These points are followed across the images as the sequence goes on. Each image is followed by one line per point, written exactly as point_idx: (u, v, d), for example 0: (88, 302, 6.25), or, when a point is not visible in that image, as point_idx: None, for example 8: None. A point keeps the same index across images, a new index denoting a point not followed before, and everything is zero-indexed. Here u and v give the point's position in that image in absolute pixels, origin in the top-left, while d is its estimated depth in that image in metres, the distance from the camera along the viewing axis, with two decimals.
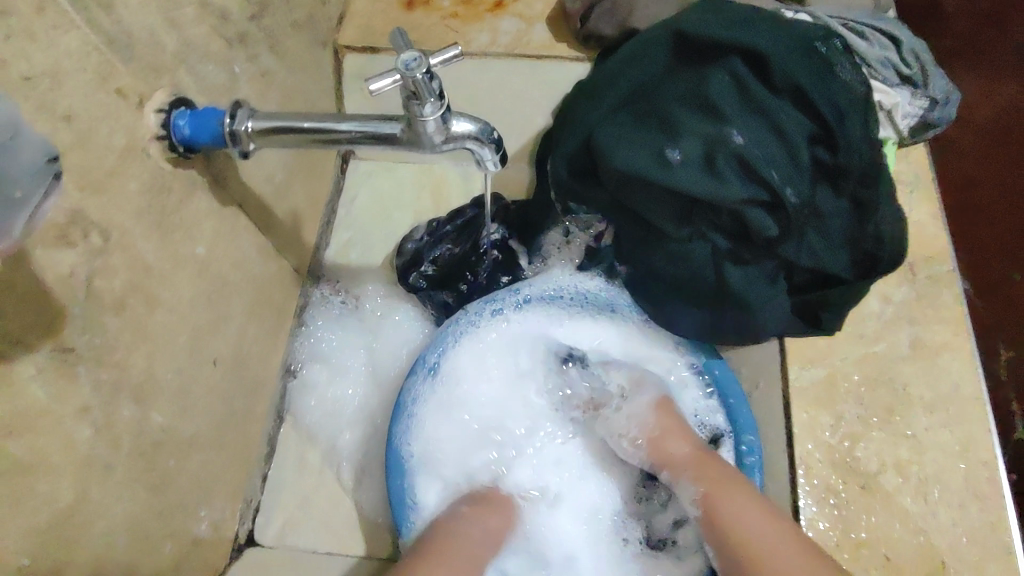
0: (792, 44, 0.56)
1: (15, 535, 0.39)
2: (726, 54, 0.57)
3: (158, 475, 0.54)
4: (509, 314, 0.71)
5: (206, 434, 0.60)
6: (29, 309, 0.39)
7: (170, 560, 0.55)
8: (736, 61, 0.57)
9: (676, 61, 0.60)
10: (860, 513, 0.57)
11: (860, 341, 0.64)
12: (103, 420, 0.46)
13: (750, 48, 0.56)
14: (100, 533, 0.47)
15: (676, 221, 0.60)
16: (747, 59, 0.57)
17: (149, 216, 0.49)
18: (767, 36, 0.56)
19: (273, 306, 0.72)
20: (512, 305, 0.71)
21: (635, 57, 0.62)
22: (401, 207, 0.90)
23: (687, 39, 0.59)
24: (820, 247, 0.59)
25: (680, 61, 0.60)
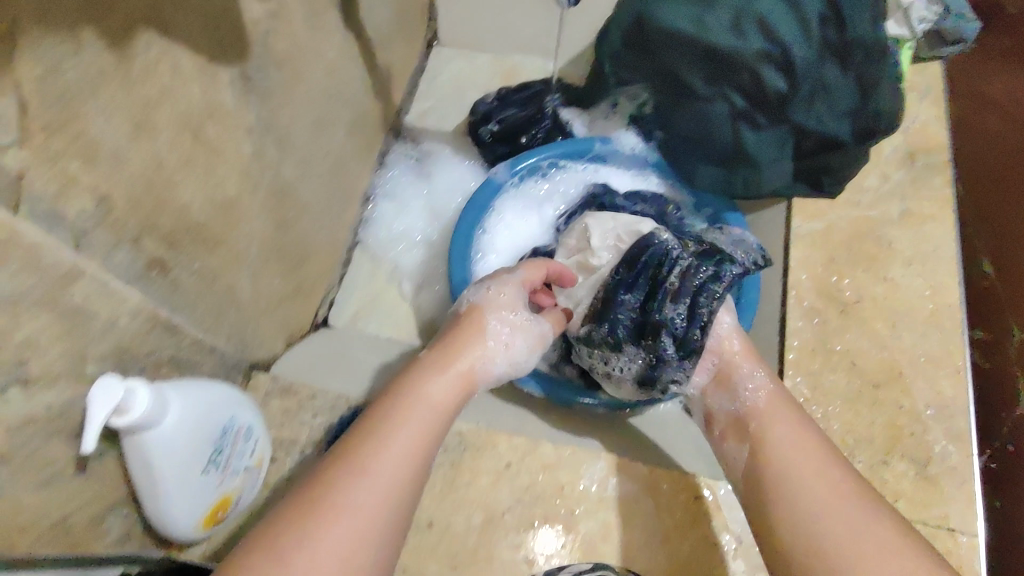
0: None
1: (201, 191, 0.54)
2: None
3: (280, 218, 0.68)
4: (585, 159, 0.86)
5: (311, 211, 0.75)
6: (231, 30, 0.54)
7: (275, 292, 0.71)
8: None
9: None
10: (839, 331, 0.69)
11: (857, 205, 0.76)
12: (256, 147, 0.61)
13: None
14: (243, 233, 0.62)
15: (706, 80, 0.72)
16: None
17: (304, 6, 0.64)
18: None
19: (364, 137, 0.87)
20: (587, 154, 0.85)
21: None
22: (474, 88, 1.04)
23: None
24: (825, 112, 0.69)
25: None
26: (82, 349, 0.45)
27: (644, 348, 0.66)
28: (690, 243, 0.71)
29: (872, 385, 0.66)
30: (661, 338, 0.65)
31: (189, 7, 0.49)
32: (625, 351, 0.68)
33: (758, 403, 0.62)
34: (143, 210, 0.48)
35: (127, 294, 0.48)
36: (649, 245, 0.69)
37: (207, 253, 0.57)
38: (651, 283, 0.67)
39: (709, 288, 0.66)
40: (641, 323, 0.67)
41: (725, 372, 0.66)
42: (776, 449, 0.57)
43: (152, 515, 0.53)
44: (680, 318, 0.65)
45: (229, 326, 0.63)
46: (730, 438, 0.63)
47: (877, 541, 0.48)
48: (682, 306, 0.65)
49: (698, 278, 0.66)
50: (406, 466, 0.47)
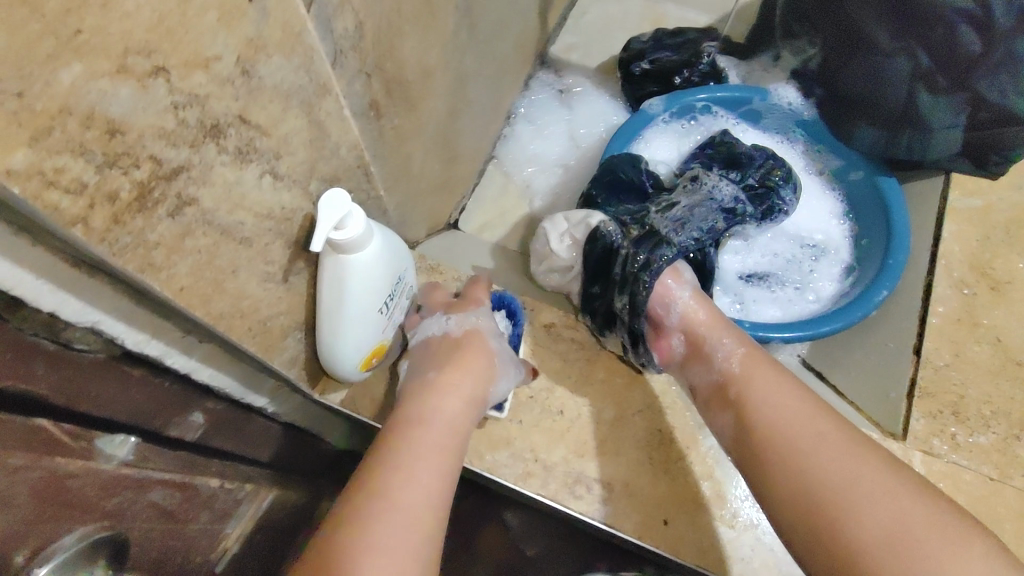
0: None
1: (416, 48, 0.57)
2: None
3: (452, 105, 0.71)
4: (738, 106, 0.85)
5: (471, 109, 0.77)
6: None
7: (431, 178, 0.73)
8: None
9: None
10: (989, 306, 0.68)
11: (1020, 189, 0.74)
12: (458, 24, 0.63)
13: None
14: (429, 105, 0.64)
15: (891, 33, 0.70)
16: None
17: None
18: None
19: (520, 55, 0.89)
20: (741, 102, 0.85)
21: None
22: (622, 29, 1.03)
23: None
24: (1011, 83, 0.67)
25: None
26: (315, 163, 0.49)
27: (616, 333, 0.67)
28: (633, 227, 0.70)
29: (1017, 362, 0.65)
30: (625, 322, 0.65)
31: None
32: (607, 334, 0.68)
33: (734, 368, 0.58)
34: (379, 49, 0.51)
35: (352, 125, 0.51)
36: (595, 241, 0.69)
37: (405, 113, 0.60)
38: (599, 268, 0.68)
39: (642, 278, 0.65)
40: (609, 310, 0.67)
41: (693, 347, 0.62)
42: (766, 403, 0.55)
43: (322, 345, 0.56)
44: (626, 305, 0.65)
45: (400, 193, 0.66)
46: (712, 407, 0.59)
47: (885, 488, 0.47)
48: (626, 295, 0.65)
49: (634, 266, 0.66)
50: (434, 498, 0.49)
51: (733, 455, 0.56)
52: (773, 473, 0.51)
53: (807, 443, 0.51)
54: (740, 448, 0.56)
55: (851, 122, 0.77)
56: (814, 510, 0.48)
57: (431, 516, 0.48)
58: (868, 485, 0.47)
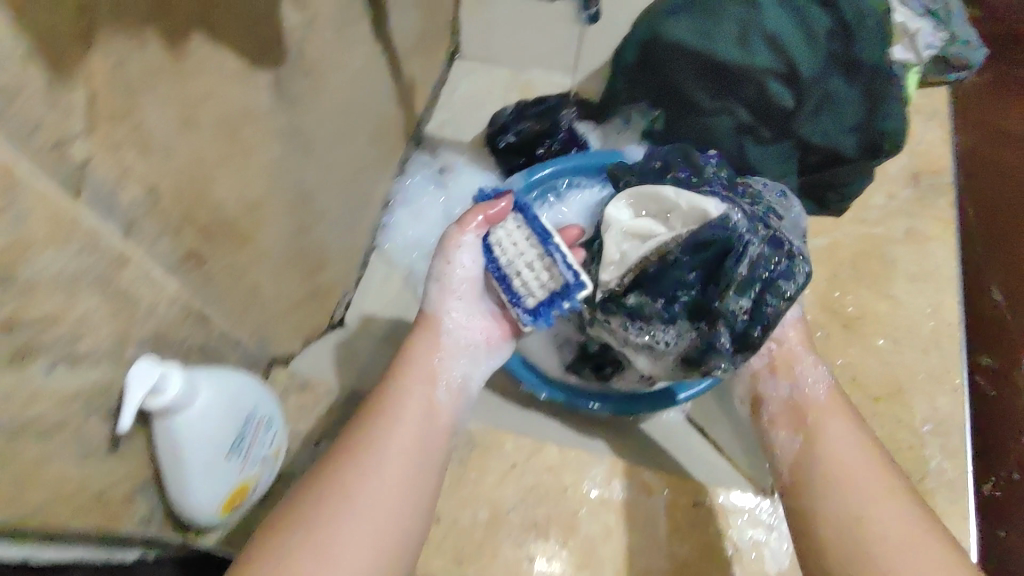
0: None
1: (233, 188, 0.57)
2: None
3: (302, 219, 0.71)
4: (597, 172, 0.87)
5: (331, 212, 0.78)
6: (271, 37, 0.57)
7: (295, 290, 0.73)
8: None
9: None
10: (841, 344, 0.71)
11: (863, 223, 0.78)
12: (285, 147, 0.64)
13: None
14: (267, 228, 0.64)
15: (710, 94, 0.73)
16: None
17: (336, 18, 0.68)
18: None
19: (385, 145, 0.91)
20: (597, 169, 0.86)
21: None
22: (491, 101, 1.07)
23: None
24: (831, 128, 0.70)
25: None
26: (127, 330, 0.48)
27: (700, 331, 0.62)
28: (760, 224, 0.61)
29: (872, 398, 0.68)
30: (721, 323, 0.61)
31: (236, 12, 0.51)
32: (675, 325, 0.63)
33: (822, 396, 0.64)
34: (184, 202, 0.50)
35: (167, 280, 0.51)
36: (715, 237, 0.57)
37: (237, 246, 0.59)
38: (713, 270, 0.60)
39: (778, 288, 0.61)
40: (699, 300, 0.61)
41: (778, 361, 0.66)
42: (838, 446, 0.60)
43: (172, 492, 0.55)
44: (743, 309, 0.60)
45: (253, 319, 0.65)
46: (782, 424, 0.64)
47: (929, 557, 0.52)
48: (748, 297, 0.60)
49: (767, 270, 0.60)
50: (406, 470, 0.55)
51: (781, 472, 0.62)
52: (828, 517, 0.56)
53: (870, 492, 0.56)
54: (794, 474, 0.61)
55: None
56: (857, 551, 0.53)
57: (407, 490, 0.55)
58: (919, 553, 0.52)
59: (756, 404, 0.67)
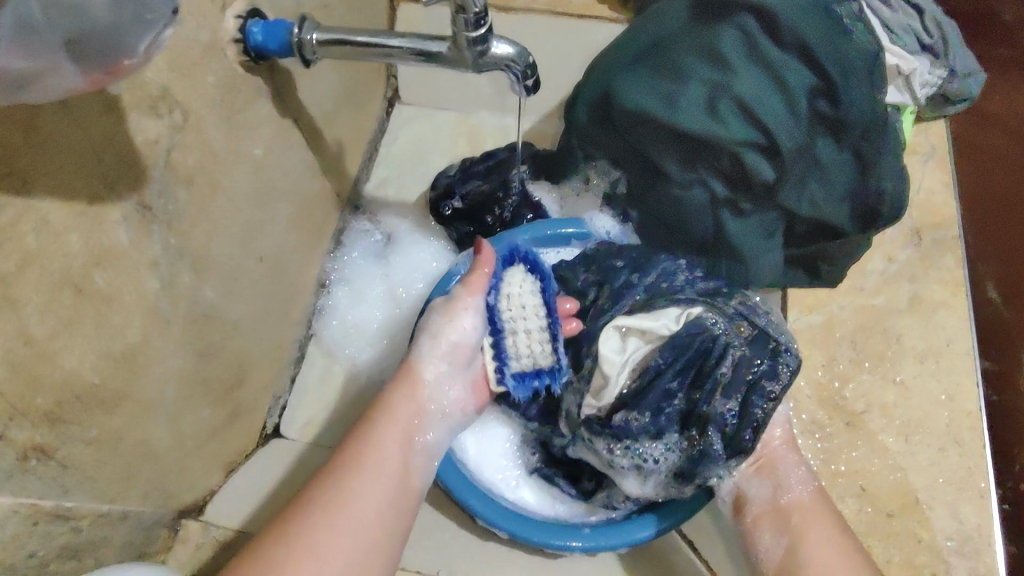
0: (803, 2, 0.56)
1: (91, 351, 0.46)
2: (737, 11, 0.58)
3: (208, 344, 0.60)
4: (558, 242, 0.75)
5: (248, 320, 0.67)
6: (119, 160, 0.46)
7: (208, 423, 0.62)
8: (746, 17, 0.58)
9: (694, 20, 0.61)
10: (845, 446, 0.61)
11: (859, 293, 0.68)
12: (166, 276, 0.53)
13: (761, 6, 0.57)
14: (155, 376, 0.53)
15: (679, 163, 0.64)
16: (757, 15, 0.58)
17: (221, 108, 0.56)
18: None
19: (314, 223, 0.79)
20: (557, 238, 0.75)
21: (656, 14, 0.64)
22: (437, 150, 0.95)
23: None
24: (820, 195, 0.62)
25: (697, 19, 0.61)
26: None
27: (690, 439, 0.58)
28: (742, 321, 0.58)
29: (885, 513, 0.58)
30: (710, 428, 0.56)
31: (54, 151, 0.40)
32: (664, 438, 0.58)
33: (806, 497, 0.56)
34: (6, 401, 0.39)
35: None
36: (695, 341, 0.57)
37: (106, 415, 0.48)
38: (695, 376, 0.58)
39: (762, 389, 0.55)
40: (687, 410, 0.58)
41: (764, 462, 0.58)
42: (818, 553, 0.52)
43: None
44: (732, 414, 0.56)
45: (146, 483, 0.54)
46: (764, 527, 0.55)
47: None
48: (734, 400, 0.56)
49: (751, 373, 0.56)
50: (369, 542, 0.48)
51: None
52: None
53: None
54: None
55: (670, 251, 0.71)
56: None
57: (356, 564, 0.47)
58: None
59: (735, 501, 0.58)
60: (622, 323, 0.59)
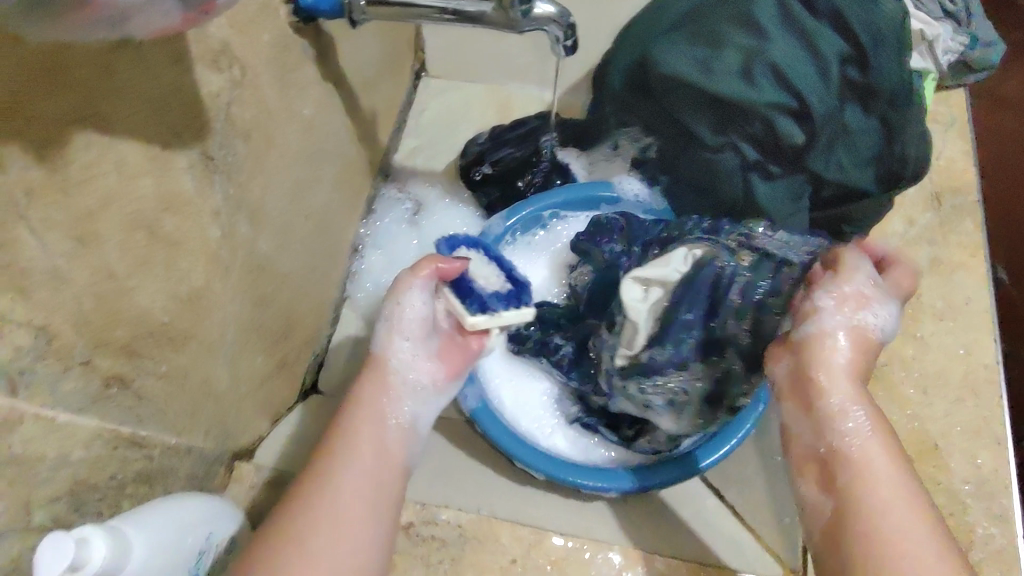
0: None
1: (162, 290, 0.49)
2: None
3: (258, 295, 0.63)
4: (589, 206, 0.78)
5: (293, 277, 0.70)
6: (188, 111, 0.48)
7: (257, 373, 0.65)
8: None
9: None
10: (866, 397, 0.64)
11: (881, 255, 0.71)
12: (225, 226, 0.55)
13: None
14: (214, 320, 0.56)
15: (711, 128, 0.66)
16: None
17: (274, 67, 0.59)
18: None
19: (351, 187, 0.82)
20: (588, 202, 0.78)
21: None
22: (466, 121, 0.98)
23: None
24: (846, 158, 0.65)
25: None
26: (29, 495, 0.40)
27: (711, 364, 0.60)
28: (744, 252, 0.62)
29: (905, 459, 0.61)
30: (732, 352, 0.59)
31: (135, 96, 0.43)
32: (688, 368, 0.60)
33: (858, 445, 0.48)
34: (91, 329, 0.42)
35: (79, 421, 0.43)
36: (704, 275, 0.59)
37: (173, 352, 0.51)
38: (709, 303, 0.59)
39: (770, 306, 0.58)
40: (707, 338, 0.60)
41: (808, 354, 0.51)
42: (879, 493, 0.45)
43: None
44: (746, 333, 0.58)
45: (206, 422, 0.57)
46: (812, 477, 0.49)
47: None
48: (749, 321, 0.58)
49: (758, 294, 0.58)
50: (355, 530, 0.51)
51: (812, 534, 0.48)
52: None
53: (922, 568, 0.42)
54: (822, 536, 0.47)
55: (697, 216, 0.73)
56: None
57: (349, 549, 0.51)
58: None
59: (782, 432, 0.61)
60: (637, 274, 0.60)
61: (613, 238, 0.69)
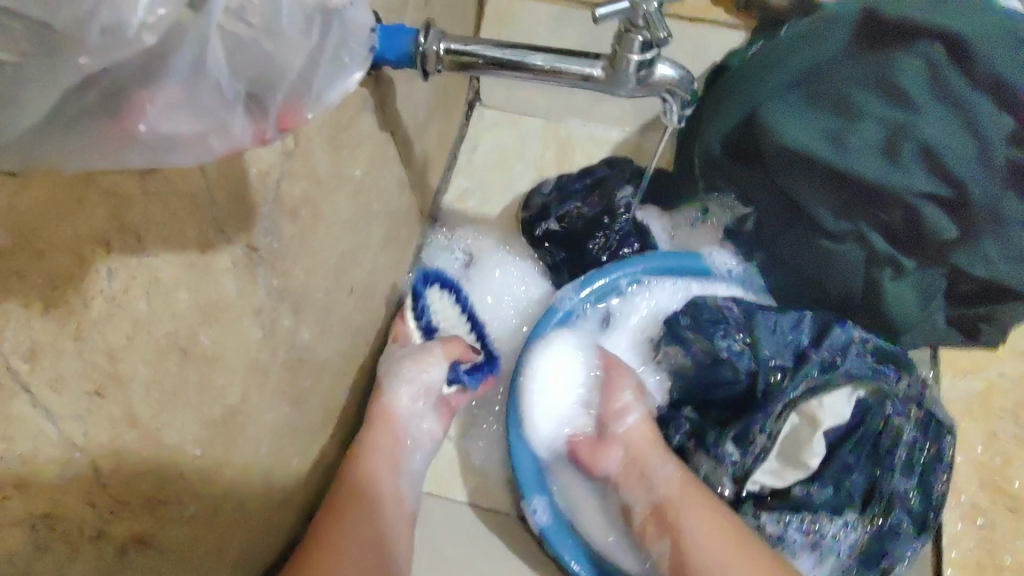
0: (1003, 29, 0.46)
1: (195, 421, 0.39)
2: (920, 39, 0.48)
3: (299, 391, 0.54)
4: (670, 283, 0.68)
5: (335, 357, 0.60)
6: (233, 200, 0.39)
7: (294, 475, 0.56)
8: (933, 45, 0.48)
9: (864, 45, 0.51)
10: (1009, 540, 0.54)
11: (1023, 359, 0.60)
12: (268, 324, 0.46)
13: (951, 34, 0.47)
14: (250, 435, 0.47)
15: (834, 212, 0.56)
16: (950, 46, 0.47)
17: (328, 127, 0.49)
18: (972, 19, 0.47)
19: (399, 242, 0.72)
20: (669, 279, 0.68)
21: (812, 33, 0.54)
22: (522, 161, 0.87)
23: (878, 20, 0.50)
24: (999, 256, 0.52)
25: (868, 45, 0.51)
26: None
27: (873, 519, 0.53)
28: (913, 406, 0.54)
29: None
30: (899, 510, 0.53)
31: (170, 197, 0.33)
32: (844, 516, 0.53)
33: (671, 492, 0.55)
34: (108, 495, 0.34)
35: None
36: (871, 421, 0.54)
37: (204, 488, 0.42)
38: (872, 453, 0.54)
39: (937, 471, 0.53)
40: (866, 487, 0.54)
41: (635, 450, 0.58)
42: (691, 524, 0.53)
43: None
44: (916, 495, 0.53)
45: (235, 551, 0.48)
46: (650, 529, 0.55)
47: None
48: (916, 482, 0.53)
49: (921, 456, 0.54)
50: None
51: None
52: None
53: None
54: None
55: (800, 302, 0.64)
56: None
57: None
58: None
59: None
60: (796, 411, 0.55)
61: (733, 331, 0.58)
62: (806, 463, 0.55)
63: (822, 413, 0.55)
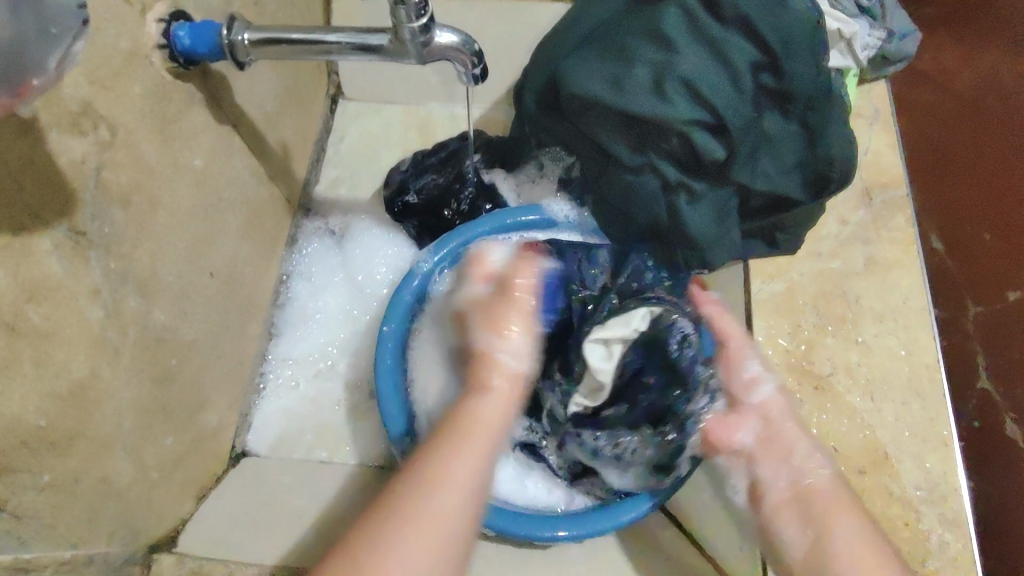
0: None
1: (36, 392, 0.43)
2: None
3: (162, 370, 0.57)
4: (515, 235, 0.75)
5: (203, 339, 0.64)
6: (46, 184, 0.42)
7: (172, 452, 0.60)
8: None
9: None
10: (814, 410, 0.63)
11: (817, 259, 0.70)
12: (111, 305, 0.50)
13: None
14: (109, 412, 0.50)
15: (630, 148, 0.63)
16: None
17: (151, 119, 0.53)
18: None
19: (265, 230, 0.76)
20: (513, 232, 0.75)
21: None
22: (387, 145, 0.93)
23: None
24: (771, 168, 0.62)
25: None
26: None
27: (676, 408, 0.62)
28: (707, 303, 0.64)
29: (858, 470, 0.60)
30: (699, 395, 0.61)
31: None
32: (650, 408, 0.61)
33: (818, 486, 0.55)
34: None
35: None
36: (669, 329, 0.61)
37: (60, 458, 0.46)
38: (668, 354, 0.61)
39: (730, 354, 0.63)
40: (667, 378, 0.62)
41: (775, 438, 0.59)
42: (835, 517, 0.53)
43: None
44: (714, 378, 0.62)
45: (110, 522, 0.52)
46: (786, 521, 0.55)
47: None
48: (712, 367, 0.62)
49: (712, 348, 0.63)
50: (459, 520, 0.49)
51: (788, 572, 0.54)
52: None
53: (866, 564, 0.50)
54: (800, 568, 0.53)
55: (625, 237, 0.71)
56: None
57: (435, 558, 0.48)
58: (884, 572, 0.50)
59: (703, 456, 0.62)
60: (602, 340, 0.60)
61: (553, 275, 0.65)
62: (600, 383, 0.60)
63: (611, 333, 0.60)
